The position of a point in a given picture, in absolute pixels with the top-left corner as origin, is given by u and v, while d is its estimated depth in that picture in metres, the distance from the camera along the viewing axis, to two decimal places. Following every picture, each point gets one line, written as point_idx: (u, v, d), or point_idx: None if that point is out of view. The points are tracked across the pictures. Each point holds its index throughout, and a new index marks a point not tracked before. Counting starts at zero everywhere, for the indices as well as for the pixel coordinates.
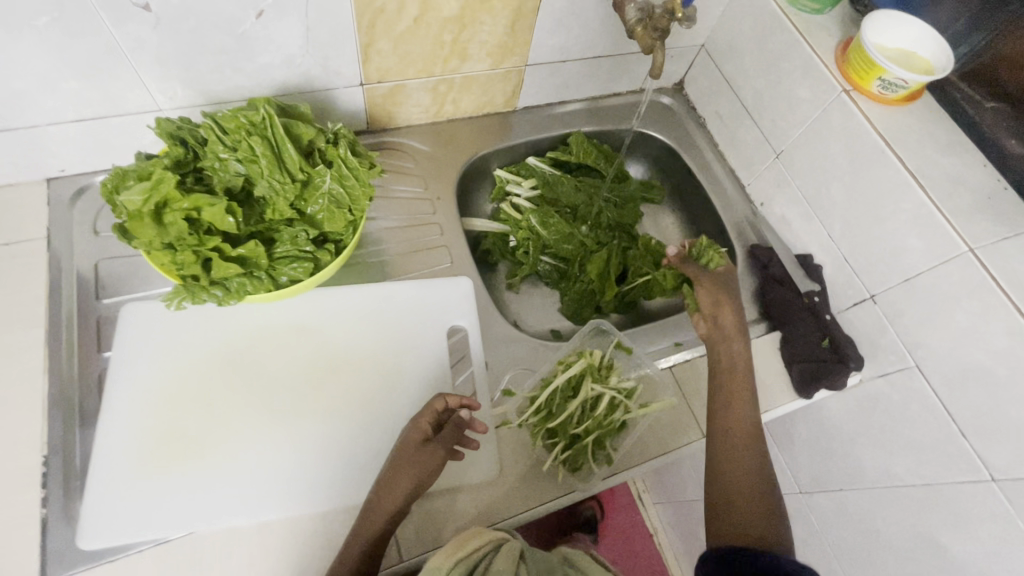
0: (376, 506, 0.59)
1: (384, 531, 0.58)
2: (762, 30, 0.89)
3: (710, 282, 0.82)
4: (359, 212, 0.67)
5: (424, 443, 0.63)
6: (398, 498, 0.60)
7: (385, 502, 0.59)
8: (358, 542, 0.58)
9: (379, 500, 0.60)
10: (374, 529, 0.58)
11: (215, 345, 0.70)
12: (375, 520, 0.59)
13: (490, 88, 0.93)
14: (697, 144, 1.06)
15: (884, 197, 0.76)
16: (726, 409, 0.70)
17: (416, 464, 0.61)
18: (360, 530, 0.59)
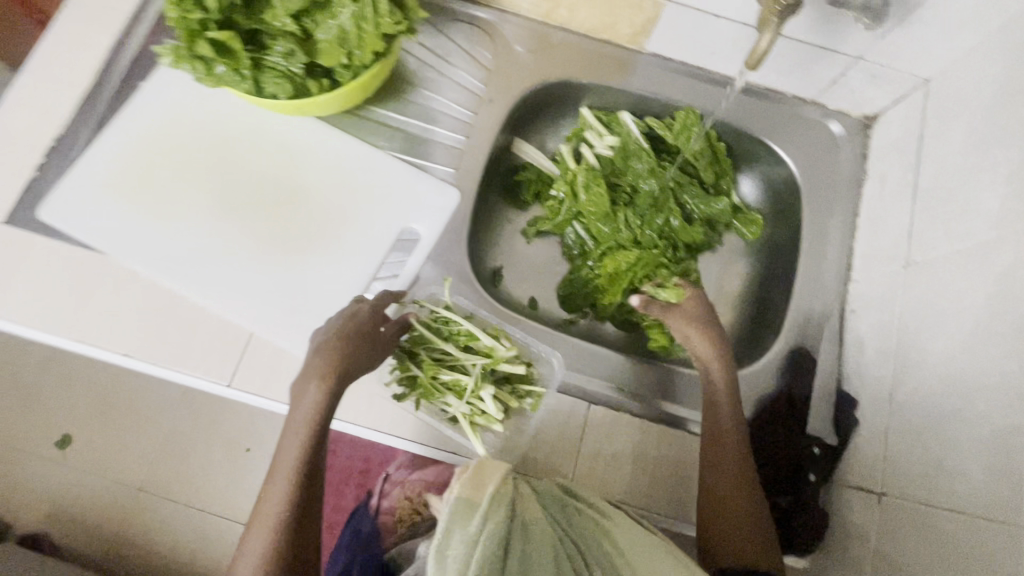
0: (290, 427, 0.58)
1: (315, 441, 0.57)
2: (1006, 90, 0.59)
3: (684, 326, 0.73)
4: (360, 61, 0.64)
5: (333, 344, 0.60)
6: (312, 416, 0.57)
7: (297, 419, 0.58)
8: (292, 449, 0.57)
9: (292, 424, 0.58)
10: (302, 441, 0.57)
11: (213, 123, 0.74)
12: (294, 439, 0.57)
13: (616, 10, 0.78)
14: (834, 200, 0.80)
15: (982, 393, 0.51)
16: (713, 462, 0.64)
17: (326, 369, 0.58)
18: (286, 449, 0.58)
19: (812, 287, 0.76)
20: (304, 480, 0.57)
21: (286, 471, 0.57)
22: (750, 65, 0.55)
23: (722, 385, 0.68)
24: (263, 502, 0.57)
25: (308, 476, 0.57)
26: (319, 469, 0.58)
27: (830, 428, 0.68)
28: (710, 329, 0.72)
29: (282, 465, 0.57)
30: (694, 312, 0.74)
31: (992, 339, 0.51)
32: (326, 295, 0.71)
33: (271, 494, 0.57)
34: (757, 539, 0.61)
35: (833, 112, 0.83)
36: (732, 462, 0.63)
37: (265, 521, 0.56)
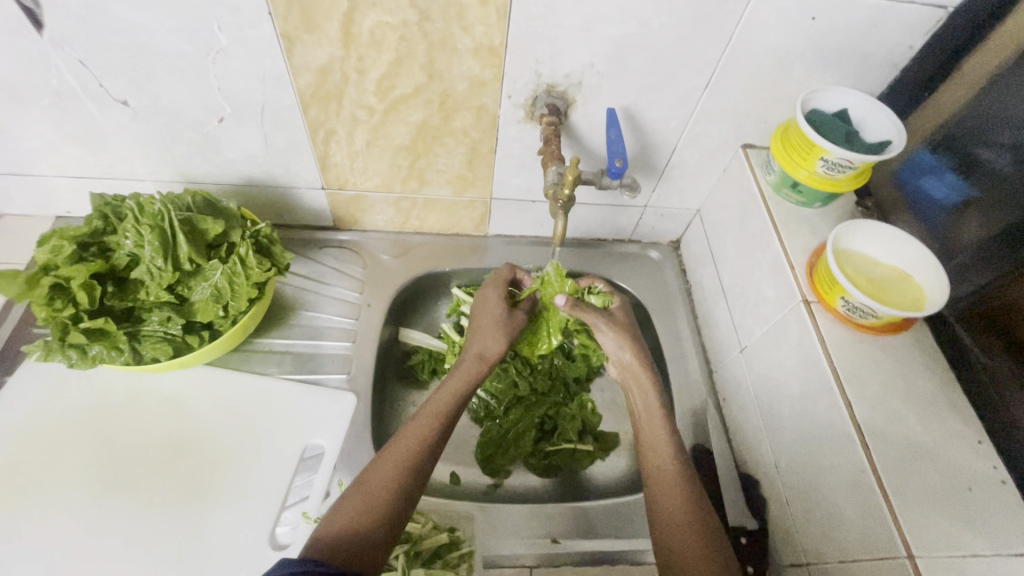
0: (433, 403, 0.69)
1: (433, 445, 0.65)
2: (744, 210, 0.80)
3: (619, 324, 0.81)
4: (236, 309, 0.70)
5: (503, 321, 0.81)
6: (439, 409, 0.69)
7: (451, 386, 0.72)
8: (406, 451, 0.63)
9: (437, 402, 0.70)
10: (425, 432, 0.66)
11: (89, 398, 0.74)
12: (436, 412, 0.68)
13: (455, 212, 0.95)
14: (675, 310, 0.95)
15: (827, 445, 0.60)
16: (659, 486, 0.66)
17: (471, 370, 0.75)
18: (411, 432, 0.65)
19: (686, 387, 0.86)
20: (416, 476, 0.62)
21: (398, 459, 0.62)
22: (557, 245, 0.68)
23: (653, 399, 0.74)
24: (379, 465, 0.62)
25: (416, 471, 0.62)
26: (424, 471, 0.63)
27: (748, 514, 0.73)
28: (635, 337, 0.80)
29: (403, 446, 0.64)
30: (623, 316, 0.83)
31: (812, 397, 0.62)
32: (230, 543, 0.66)
33: (385, 466, 0.62)
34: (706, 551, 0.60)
35: (648, 244, 1.03)
36: (675, 482, 0.65)
37: (366, 494, 0.59)
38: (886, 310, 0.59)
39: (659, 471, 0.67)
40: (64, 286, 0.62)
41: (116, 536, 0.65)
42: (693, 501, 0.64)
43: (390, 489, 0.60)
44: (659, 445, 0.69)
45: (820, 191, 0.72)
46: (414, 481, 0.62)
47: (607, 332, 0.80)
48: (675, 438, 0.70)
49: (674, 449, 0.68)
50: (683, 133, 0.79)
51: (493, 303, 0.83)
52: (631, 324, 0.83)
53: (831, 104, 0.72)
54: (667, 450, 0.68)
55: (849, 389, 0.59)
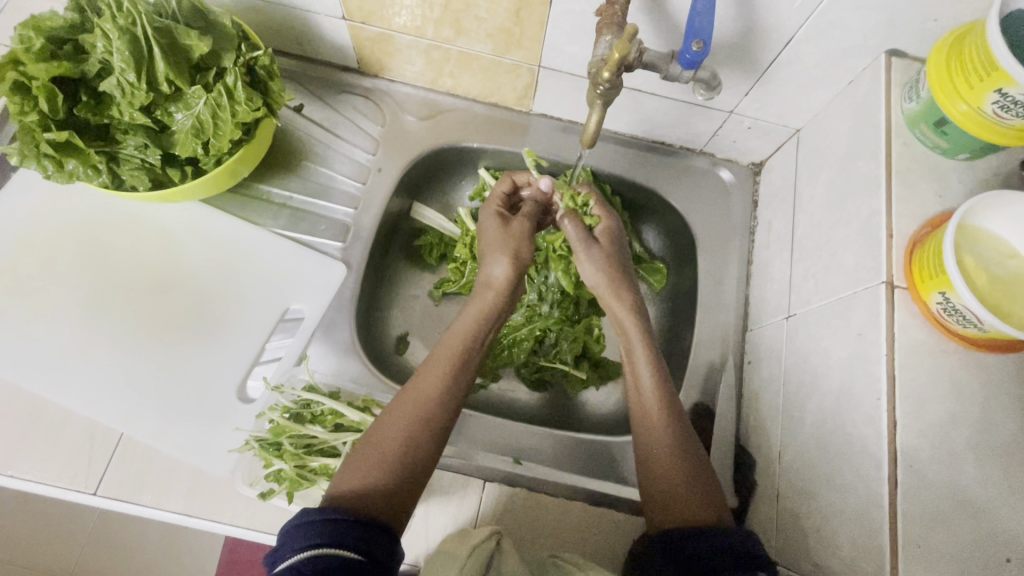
0: (446, 344, 0.60)
1: (451, 393, 0.56)
2: (856, 144, 0.60)
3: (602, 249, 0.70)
4: (219, 149, 0.63)
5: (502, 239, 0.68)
6: (455, 353, 0.59)
7: (465, 326, 0.62)
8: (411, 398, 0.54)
9: (449, 342, 0.60)
10: (439, 377, 0.56)
11: (85, 212, 0.72)
12: (448, 353, 0.59)
13: (495, 77, 0.78)
14: (727, 248, 0.80)
15: (846, 461, 0.49)
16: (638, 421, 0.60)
17: (486, 303, 0.64)
18: (418, 385, 0.56)
19: (709, 338, 0.75)
20: (436, 423, 0.54)
21: (410, 413, 0.54)
22: (587, 145, 0.53)
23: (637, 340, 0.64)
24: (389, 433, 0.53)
25: (435, 420, 0.54)
26: (444, 420, 0.55)
27: (730, 490, 0.66)
28: (619, 264, 0.69)
29: (411, 398, 0.55)
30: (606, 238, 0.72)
31: (852, 401, 0.50)
32: (201, 384, 0.67)
33: (394, 425, 0.53)
34: (689, 492, 0.54)
35: (722, 160, 0.84)
36: (656, 421, 0.58)
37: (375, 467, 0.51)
38: (998, 326, 0.44)
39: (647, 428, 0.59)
40: (29, 87, 0.56)
41: (103, 353, 0.67)
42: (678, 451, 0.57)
43: (400, 447, 0.52)
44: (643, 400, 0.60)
45: (975, 135, 0.51)
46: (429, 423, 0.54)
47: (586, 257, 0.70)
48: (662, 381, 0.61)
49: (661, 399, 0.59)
50: (807, 20, 0.57)
51: (489, 231, 0.70)
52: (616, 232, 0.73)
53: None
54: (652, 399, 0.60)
55: (902, 408, 0.46)
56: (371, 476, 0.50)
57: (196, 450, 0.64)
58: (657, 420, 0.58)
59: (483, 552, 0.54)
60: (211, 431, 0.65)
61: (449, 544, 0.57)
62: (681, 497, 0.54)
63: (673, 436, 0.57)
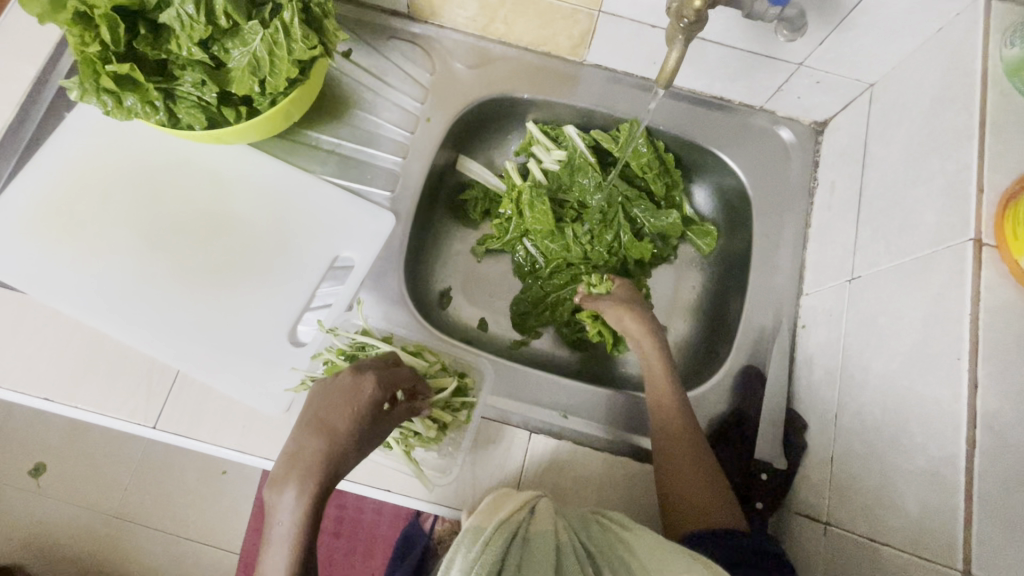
0: (309, 446, 0.50)
1: (324, 481, 0.49)
2: (943, 95, 0.56)
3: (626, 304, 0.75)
4: (275, 88, 0.62)
5: (351, 387, 0.53)
6: (318, 422, 0.52)
7: (325, 424, 0.51)
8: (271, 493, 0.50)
9: (316, 435, 0.51)
10: (304, 502, 0.48)
11: (139, 153, 0.72)
12: (314, 457, 0.50)
13: (551, 23, 0.75)
14: (785, 211, 0.77)
15: (917, 423, 0.48)
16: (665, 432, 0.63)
17: (347, 405, 0.52)
18: (281, 521, 0.48)
19: (762, 301, 0.73)
20: (321, 496, 0.50)
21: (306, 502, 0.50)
22: (663, 83, 0.51)
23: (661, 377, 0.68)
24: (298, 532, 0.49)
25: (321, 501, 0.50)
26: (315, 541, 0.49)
27: (779, 453, 0.65)
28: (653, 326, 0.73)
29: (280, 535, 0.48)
30: (625, 294, 0.77)
31: (928, 363, 0.49)
32: (255, 327, 0.68)
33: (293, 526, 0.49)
34: (711, 496, 0.60)
35: (783, 118, 0.80)
36: (684, 432, 0.62)
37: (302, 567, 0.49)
38: None
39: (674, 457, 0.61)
40: (89, 16, 0.55)
41: (159, 293, 0.68)
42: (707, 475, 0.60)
43: None
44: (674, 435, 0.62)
45: None
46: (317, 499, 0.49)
47: (624, 319, 0.74)
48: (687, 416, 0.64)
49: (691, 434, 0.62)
50: None
51: (348, 383, 0.54)
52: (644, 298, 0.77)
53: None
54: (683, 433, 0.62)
55: (985, 369, 0.45)
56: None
57: (251, 390, 0.65)
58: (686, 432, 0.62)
59: (513, 525, 0.49)
60: (265, 372, 0.66)
61: (479, 512, 0.52)
62: (707, 509, 0.59)
63: (699, 448, 0.61)
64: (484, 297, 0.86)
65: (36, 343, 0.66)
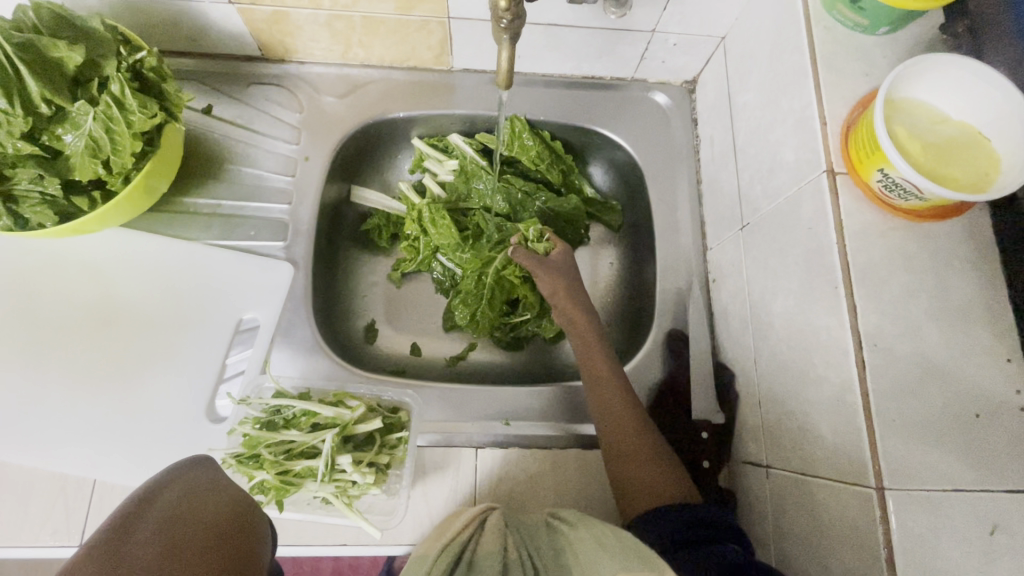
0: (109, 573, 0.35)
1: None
2: (778, 38, 0.59)
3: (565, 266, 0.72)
4: (122, 166, 0.59)
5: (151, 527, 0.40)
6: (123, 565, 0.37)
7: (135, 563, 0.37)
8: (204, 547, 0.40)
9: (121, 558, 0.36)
10: None
11: (2, 261, 0.67)
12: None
13: (406, 38, 0.74)
14: (675, 173, 0.79)
15: (816, 354, 0.50)
16: (602, 416, 0.61)
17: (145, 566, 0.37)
18: None
19: (672, 265, 0.75)
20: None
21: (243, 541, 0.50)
22: (504, 85, 0.51)
23: (591, 335, 0.66)
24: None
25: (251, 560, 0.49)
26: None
27: (715, 407, 0.67)
28: (571, 286, 0.70)
29: None
30: (561, 261, 0.72)
31: (814, 296, 0.50)
32: (167, 413, 0.65)
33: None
34: (656, 476, 0.56)
35: (655, 84, 0.82)
36: (619, 413, 0.60)
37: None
38: (937, 192, 0.44)
39: (609, 408, 0.61)
40: None
41: (56, 402, 0.64)
42: (638, 419, 0.60)
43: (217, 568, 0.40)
44: (605, 386, 0.62)
45: (889, 6, 0.50)
46: (259, 541, 0.46)
47: (542, 276, 0.70)
48: (616, 364, 0.64)
49: (620, 383, 0.62)
50: None
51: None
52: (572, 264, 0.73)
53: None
54: (610, 377, 0.62)
55: (859, 291, 0.47)
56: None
57: None
58: (621, 415, 0.60)
59: (456, 548, 0.49)
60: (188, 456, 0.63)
61: (425, 543, 0.52)
62: (641, 461, 0.57)
63: (636, 427, 0.59)
64: (412, 321, 0.84)
65: None
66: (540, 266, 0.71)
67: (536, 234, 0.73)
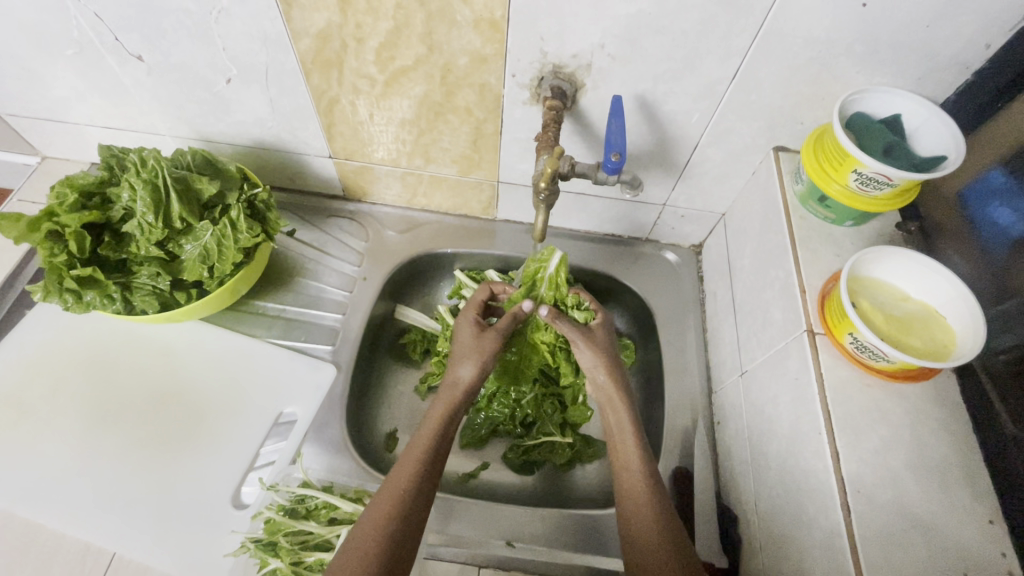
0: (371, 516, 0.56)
1: None
2: (765, 220, 0.72)
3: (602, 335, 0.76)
4: (222, 271, 0.72)
5: None
6: None
7: None
8: None
9: None
10: (401, 485, 0.59)
11: (95, 338, 0.79)
12: None
13: (462, 193, 0.92)
14: (684, 321, 0.88)
15: (807, 497, 0.53)
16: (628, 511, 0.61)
17: None
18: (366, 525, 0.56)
19: (679, 403, 0.81)
20: None
21: (411, 464, 0.61)
22: (537, 238, 0.65)
23: (626, 419, 0.68)
24: (388, 479, 0.59)
25: (422, 479, 0.60)
26: None
27: (720, 550, 0.68)
28: (610, 351, 0.75)
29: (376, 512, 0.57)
30: (603, 334, 0.76)
31: (802, 440, 0.56)
32: (197, 494, 0.69)
33: (404, 467, 0.60)
34: None
35: (667, 245, 0.96)
36: (646, 513, 0.60)
37: (377, 513, 0.56)
38: (902, 358, 0.51)
39: (633, 499, 0.62)
40: (61, 233, 0.66)
41: (100, 470, 0.69)
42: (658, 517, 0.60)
43: None
44: (631, 472, 0.64)
45: (850, 207, 0.62)
46: None
47: (584, 348, 0.74)
48: (648, 458, 0.65)
49: (648, 474, 0.63)
50: (706, 128, 0.72)
51: None
52: (609, 334, 0.78)
53: (927, 148, 0.61)
54: (641, 471, 0.63)
55: (841, 440, 0.52)
56: (381, 530, 0.55)
57: (190, 562, 0.64)
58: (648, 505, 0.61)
59: None
60: (208, 539, 0.66)
61: None
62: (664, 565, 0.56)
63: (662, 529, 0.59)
64: None
65: None
66: (580, 335, 0.75)
67: (573, 301, 0.80)
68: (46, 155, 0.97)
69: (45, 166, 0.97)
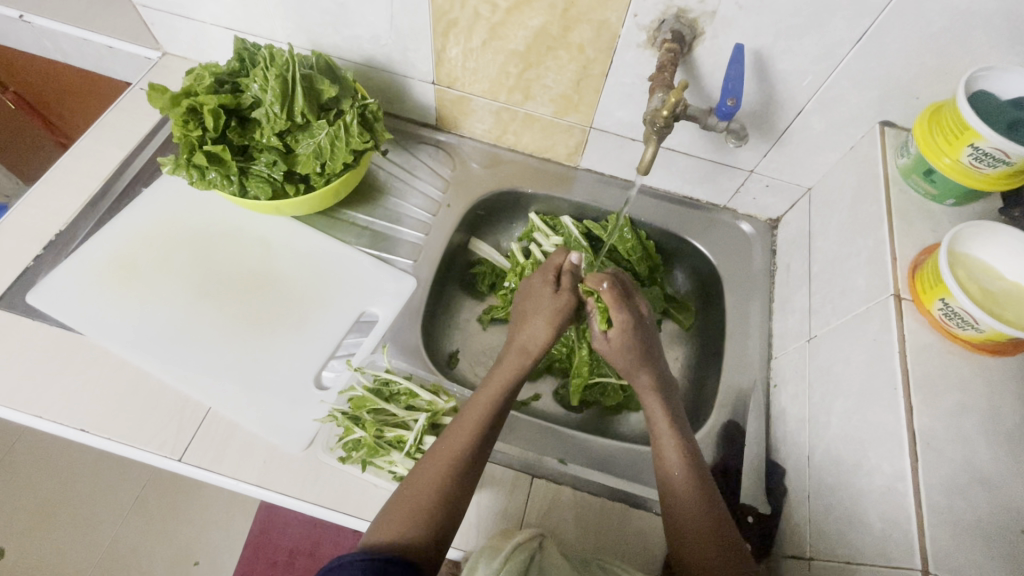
0: (425, 473, 0.59)
1: None
2: (859, 192, 0.73)
3: (614, 346, 0.72)
4: (332, 169, 0.77)
5: None
6: None
7: None
8: None
9: None
10: (457, 448, 0.61)
11: (201, 222, 0.85)
12: None
13: (551, 136, 0.94)
14: (751, 288, 0.90)
15: (872, 447, 0.56)
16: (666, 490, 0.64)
17: None
18: (420, 478, 0.59)
19: (738, 364, 0.83)
20: None
21: (468, 429, 0.63)
22: (641, 172, 0.68)
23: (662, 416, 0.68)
24: (444, 439, 0.62)
25: (476, 444, 0.62)
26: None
27: (763, 497, 0.71)
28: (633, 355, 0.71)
29: (433, 467, 0.60)
30: (616, 342, 0.72)
31: (873, 396, 0.58)
32: (284, 370, 0.75)
33: (460, 431, 0.62)
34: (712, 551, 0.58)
35: (743, 215, 0.97)
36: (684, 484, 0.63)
37: (423, 484, 0.58)
38: (993, 326, 0.52)
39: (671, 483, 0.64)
40: (197, 111, 0.71)
41: (201, 336, 0.76)
42: (700, 500, 0.61)
43: None
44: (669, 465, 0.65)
45: (957, 183, 0.63)
46: None
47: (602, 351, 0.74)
48: (684, 437, 0.67)
49: (681, 448, 0.65)
50: (816, 92, 0.72)
51: None
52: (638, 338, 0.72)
53: None
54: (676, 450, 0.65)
55: (917, 396, 0.54)
56: (438, 485, 0.58)
57: (276, 427, 0.71)
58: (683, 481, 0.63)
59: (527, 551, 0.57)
60: (292, 410, 0.72)
61: (493, 543, 0.60)
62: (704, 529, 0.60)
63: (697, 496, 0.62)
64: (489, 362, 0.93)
65: (84, 378, 0.72)
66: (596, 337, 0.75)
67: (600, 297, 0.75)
68: (167, 52, 1.03)
69: (163, 62, 1.04)
